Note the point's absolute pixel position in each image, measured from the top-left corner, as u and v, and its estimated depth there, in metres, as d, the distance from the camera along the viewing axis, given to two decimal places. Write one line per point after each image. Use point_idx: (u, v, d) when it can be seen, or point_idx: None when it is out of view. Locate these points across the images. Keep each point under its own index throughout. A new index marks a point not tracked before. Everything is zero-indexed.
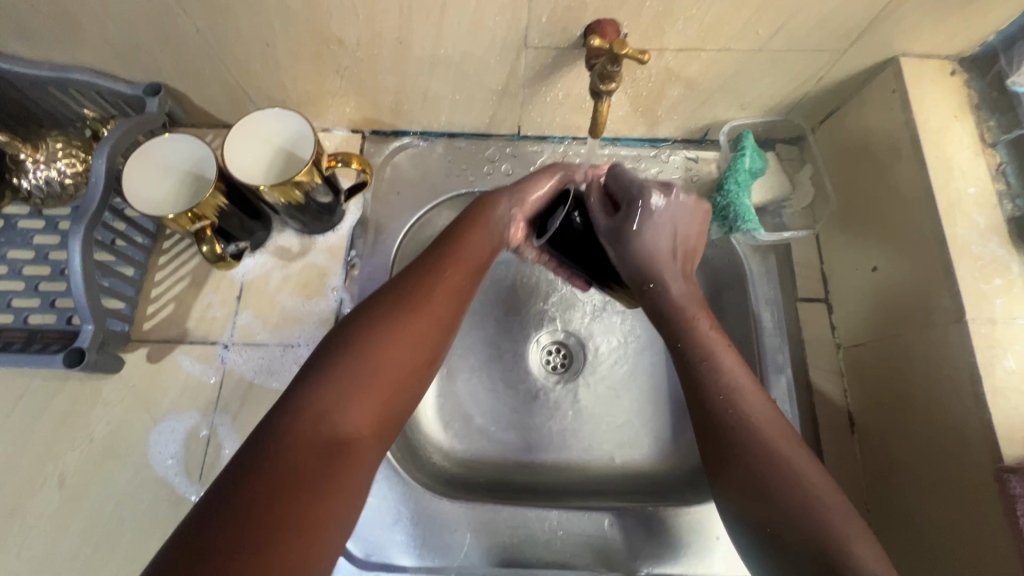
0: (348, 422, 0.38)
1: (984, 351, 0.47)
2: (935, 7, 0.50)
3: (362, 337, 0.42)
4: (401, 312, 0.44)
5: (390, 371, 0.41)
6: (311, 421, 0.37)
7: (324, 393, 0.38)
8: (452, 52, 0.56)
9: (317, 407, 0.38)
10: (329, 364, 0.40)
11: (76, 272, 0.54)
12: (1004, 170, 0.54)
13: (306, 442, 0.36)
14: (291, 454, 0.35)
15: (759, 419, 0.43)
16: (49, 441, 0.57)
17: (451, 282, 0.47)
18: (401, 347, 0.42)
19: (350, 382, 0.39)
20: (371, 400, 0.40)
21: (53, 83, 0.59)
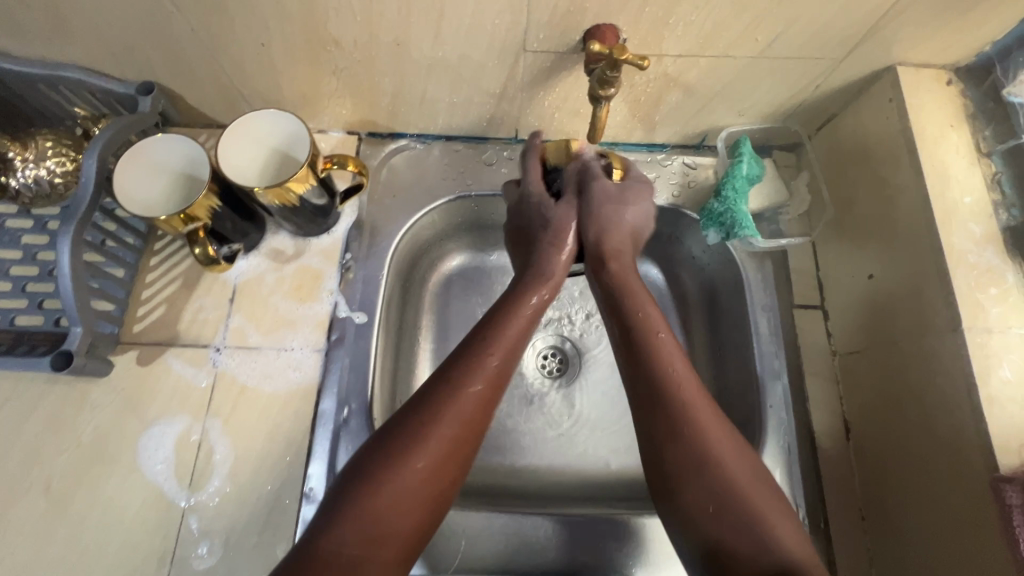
0: (360, 542, 0.40)
1: (980, 359, 0.47)
2: (932, 17, 0.51)
3: (391, 432, 0.45)
4: (419, 431, 0.45)
5: (410, 484, 0.43)
6: (334, 547, 0.40)
7: (363, 489, 0.42)
8: (451, 54, 0.55)
9: (337, 531, 0.40)
10: (356, 485, 0.42)
11: (64, 273, 0.53)
12: (999, 180, 0.54)
13: (343, 540, 0.40)
14: (333, 552, 0.40)
15: (743, 479, 0.45)
16: (35, 445, 0.56)
17: (477, 396, 0.47)
18: (421, 466, 0.44)
19: (368, 510, 0.41)
20: (408, 488, 0.43)
21: (43, 80, 0.58)
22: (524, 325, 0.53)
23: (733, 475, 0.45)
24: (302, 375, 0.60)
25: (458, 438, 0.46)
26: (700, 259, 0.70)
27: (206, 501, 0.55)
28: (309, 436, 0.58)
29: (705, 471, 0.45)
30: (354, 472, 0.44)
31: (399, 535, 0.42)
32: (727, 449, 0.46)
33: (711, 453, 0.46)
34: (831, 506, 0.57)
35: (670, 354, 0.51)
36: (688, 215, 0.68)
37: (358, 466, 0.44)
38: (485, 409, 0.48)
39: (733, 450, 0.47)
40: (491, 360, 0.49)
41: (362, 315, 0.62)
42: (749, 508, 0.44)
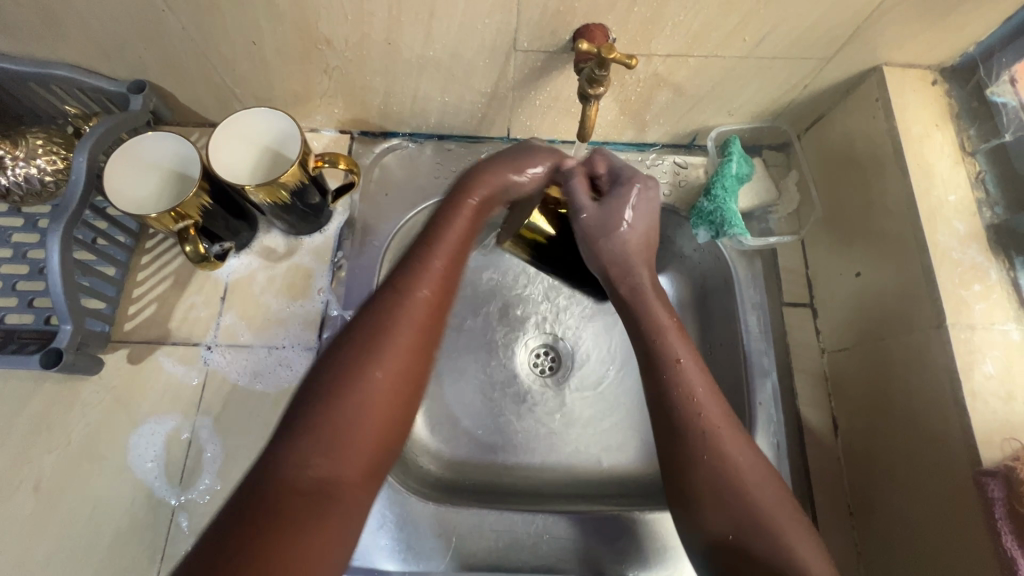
0: (328, 466, 0.38)
1: (964, 355, 0.48)
2: (916, 18, 0.51)
3: (350, 343, 0.43)
4: (374, 346, 0.43)
5: (373, 398, 0.41)
6: (294, 470, 0.37)
7: (322, 403, 0.40)
8: (441, 54, 0.55)
9: (301, 453, 0.38)
10: (312, 408, 0.40)
11: (54, 271, 0.53)
12: (983, 178, 0.55)
13: (305, 463, 0.38)
14: (294, 476, 0.37)
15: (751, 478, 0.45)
16: (24, 443, 0.56)
17: (414, 315, 0.45)
18: (383, 385, 0.42)
19: (327, 431, 0.39)
20: (371, 398, 0.41)
21: (34, 79, 0.58)
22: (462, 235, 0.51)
23: (739, 461, 0.45)
24: (294, 374, 0.61)
25: (411, 362, 0.44)
26: (690, 258, 0.71)
27: (196, 499, 0.55)
28: None
29: (710, 452, 0.46)
30: (304, 399, 0.41)
31: (362, 455, 0.40)
32: (717, 418, 0.47)
33: (706, 429, 0.47)
34: (818, 501, 0.58)
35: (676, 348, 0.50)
36: (678, 214, 0.69)
37: (303, 391, 0.41)
38: (429, 329, 0.46)
39: (727, 432, 0.47)
40: (436, 264, 0.48)
41: (354, 314, 0.62)
42: (744, 486, 0.45)
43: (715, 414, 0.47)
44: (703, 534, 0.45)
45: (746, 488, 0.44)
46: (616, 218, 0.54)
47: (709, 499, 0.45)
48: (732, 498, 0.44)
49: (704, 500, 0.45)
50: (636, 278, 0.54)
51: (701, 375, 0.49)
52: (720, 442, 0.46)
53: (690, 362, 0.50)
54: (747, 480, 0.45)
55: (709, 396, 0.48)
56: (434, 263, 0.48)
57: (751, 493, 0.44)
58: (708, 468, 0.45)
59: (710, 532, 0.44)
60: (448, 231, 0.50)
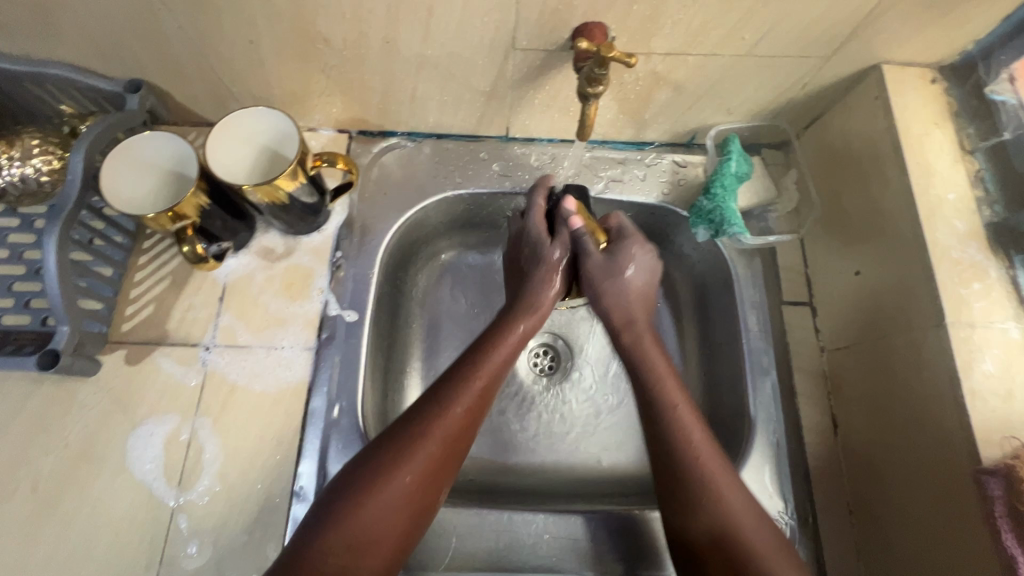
0: (350, 542, 0.42)
1: (963, 354, 0.48)
2: (916, 16, 0.51)
3: (386, 451, 0.46)
4: (404, 455, 0.46)
5: (390, 501, 0.44)
6: (320, 554, 0.42)
7: (353, 500, 0.43)
8: (440, 52, 0.55)
9: (329, 543, 0.42)
10: (341, 502, 0.43)
11: (51, 271, 0.53)
12: (982, 177, 0.55)
13: (328, 551, 0.42)
14: (319, 560, 0.41)
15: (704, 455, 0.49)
16: (20, 445, 0.56)
17: (445, 438, 0.47)
18: (408, 484, 0.45)
19: (359, 517, 0.43)
20: (392, 498, 0.44)
21: (29, 78, 0.57)
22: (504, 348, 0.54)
23: (717, 478, 0.48)
24: (293, 374, 0.60)
25: (439, 470, 0.47)
26: (690, 256, 0.71)
27: (196, 500, 0.55)
28: (300, 435, 0.58)
29: (692, 464, 0.48)
30: (345, 482, 0.45)
31: (382, 551, 0.43)
32: (702, 441, 0.49)
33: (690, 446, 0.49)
34: (817, 499, 0.58)
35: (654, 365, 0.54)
36: (678, 213, 0.68)
37: (350, 472, 0.45)
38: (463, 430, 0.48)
39: (709, 454, 0.49)
40: (485, 371, 0.51)
41: (353, 313, 0.62)
42: (725, 503, 0.47)
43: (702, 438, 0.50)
44: (697, 541, 0.47)
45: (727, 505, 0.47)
46: (621, 269, 0.58)
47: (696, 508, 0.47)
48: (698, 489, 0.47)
49: (698, 508, 0.47)
50: (636, 330, 0.56)
51: (697, 426, 0.50)
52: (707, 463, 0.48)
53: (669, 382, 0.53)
54: (723, 495, 0.47)
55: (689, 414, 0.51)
56: (483, 371, 0.51)
57: (734, 513, 0.46)
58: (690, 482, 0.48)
59: (692, 530, 0.47)
60: (499, 340, 0.53)
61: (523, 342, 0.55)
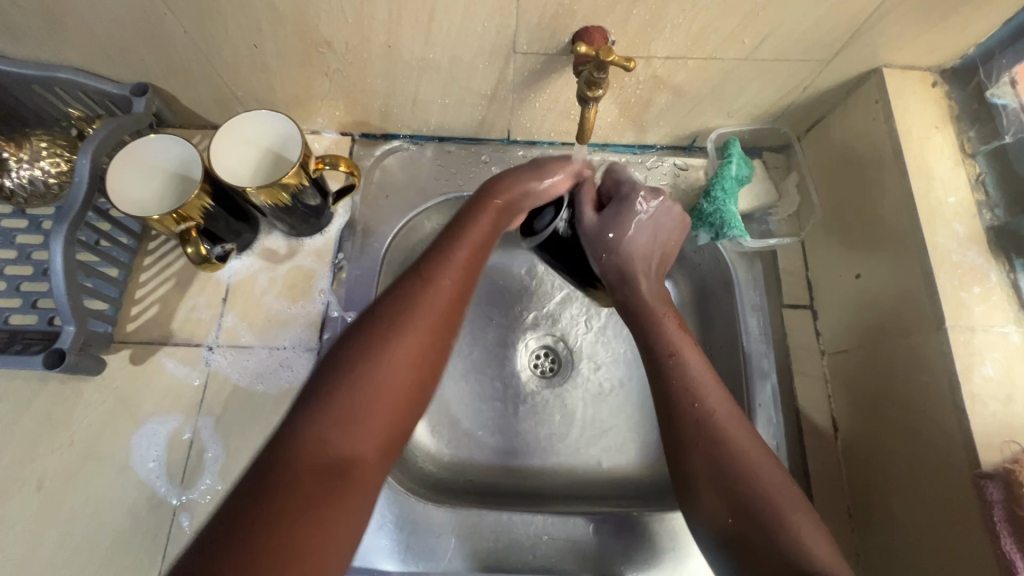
0: (349, 443, 0.39)
1: (963, 358, 0.48)
2: (917, 19, 0.51)
3: (376, 338, 0.43)
4: (389, 330, 0.43)
5: (388, 386, 0.41)
6: (310, 445, 0.38)
7: (339, 388, 0.40)
8: (441, 56, 0.56)
9: (319, 428, 0.38)
10: (329, 386, 0.40)
11: (58, 271, 0.53)
12: (984, 180, 0.55)
13: (319, 443, 0.38)
14: (308, 456, 0.37)
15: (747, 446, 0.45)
16: (26, 443, 0.56)
17: (431, 322, 0.45)
18: (402, 364, 0.42)
19: (350, 403, 0.40)
20: (391, 377, 0.42)
21: (38, 82, 0.58)
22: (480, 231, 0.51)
23: (763, 480, 0.44)
24: (295, 375, 0.61)
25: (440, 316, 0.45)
26: (690, 259, 0.71)
27: (198, 498, 0.56)
28: None
29: (737, 471, 0.44)
30: (325, 373, 0.41)
31: (376, 434, 0.40)
32: (744, 441, 0.45)
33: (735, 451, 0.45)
34: (817, 504, 0.58)
35: (676, 339, 0.51)
36: None
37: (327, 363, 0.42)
38: (451, 297, 0.46)
39: (760, 457, 0.45)
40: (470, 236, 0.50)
41: (354, 314, 0.62)
42: (785, 512, 0.42)
43: (744, 438, 0.46)
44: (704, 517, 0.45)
45: (782, 514, 0.42)
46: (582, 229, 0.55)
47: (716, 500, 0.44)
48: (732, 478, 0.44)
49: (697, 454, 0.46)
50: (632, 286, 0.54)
51: (692, 350, 0.50)
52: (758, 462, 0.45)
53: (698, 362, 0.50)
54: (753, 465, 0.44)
55: (735, 421, 0.46)
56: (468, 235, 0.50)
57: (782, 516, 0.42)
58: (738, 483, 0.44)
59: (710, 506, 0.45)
60: (472, 225, 0.51)
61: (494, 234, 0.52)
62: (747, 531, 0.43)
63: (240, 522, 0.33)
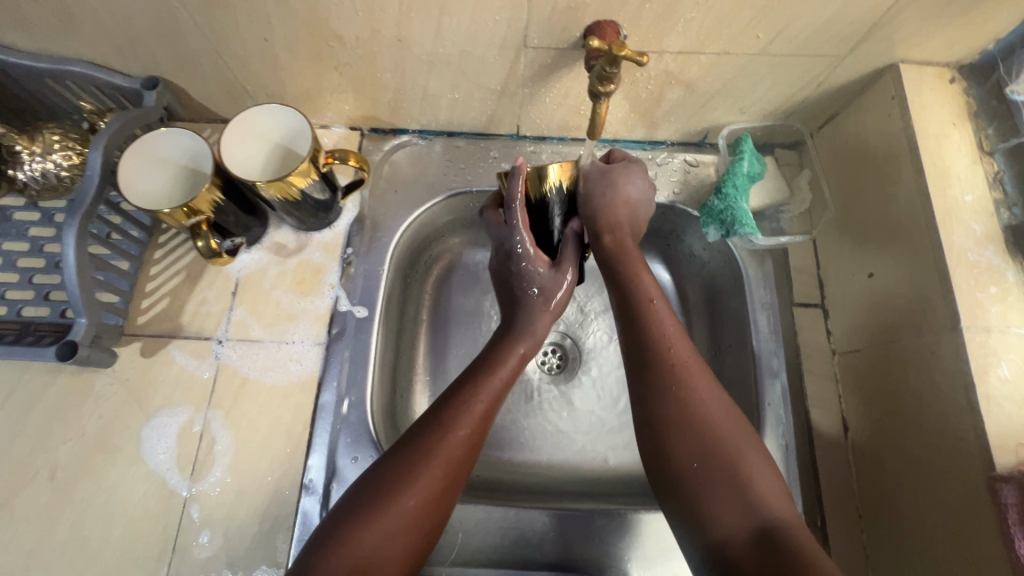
0: (377, 550, 0.41)
1: (978, 359, 0.47)
2: (936, 14, 0.50)
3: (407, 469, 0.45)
4: (424, 458, 0.45)
5: (414, 508, 0.44)
6: (334, 561, 0.40)
7: (367, 514, 0.42)
8: (452, 50, 0.55)
9: (356, 541, 0.41)
10: (356, 513, 0.43)
11: (69, 264, 0.54)
12: (1001, 178, 0.54)
13: (347, 562, 0.40)
14: (333, 568, 0.40)
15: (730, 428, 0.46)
16: (39, 434, 0.57)
17: (469, 443, 0.48)
18: (435, 482, 0.45)
19: (384, 518, 0.42)
20: (411, 510, 0.43)
21: (50, 75, 0.59)
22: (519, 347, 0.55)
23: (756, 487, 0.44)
24: (304, 369, 0.61)
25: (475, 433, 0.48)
26: (700, 256, 0.70)
27: (208, 490, 0.56)
28: (309, 429, 0.59)
29: (716, 452, 0.45)
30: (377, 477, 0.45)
31: (397, 550, 0.42)
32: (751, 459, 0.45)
33: (727, 457, 0.45)
34: (827, 504, 0.57)
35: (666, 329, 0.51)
36: (688, 212, 0.68)
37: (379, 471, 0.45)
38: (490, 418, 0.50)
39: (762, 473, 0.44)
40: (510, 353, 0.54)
41: (364, 309, 0.63)
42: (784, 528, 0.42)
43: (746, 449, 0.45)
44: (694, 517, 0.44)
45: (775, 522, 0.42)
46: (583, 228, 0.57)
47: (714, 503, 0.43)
48: (706, 454, 0.45)
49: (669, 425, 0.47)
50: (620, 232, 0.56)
51: (681, 340, 0.51)
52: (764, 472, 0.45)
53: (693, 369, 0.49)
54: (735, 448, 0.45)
55: (727, 418, 0.47)
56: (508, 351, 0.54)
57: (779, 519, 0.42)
58: (709, 465, 0.45)
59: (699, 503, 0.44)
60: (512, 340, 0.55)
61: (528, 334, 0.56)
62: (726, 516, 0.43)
63: None
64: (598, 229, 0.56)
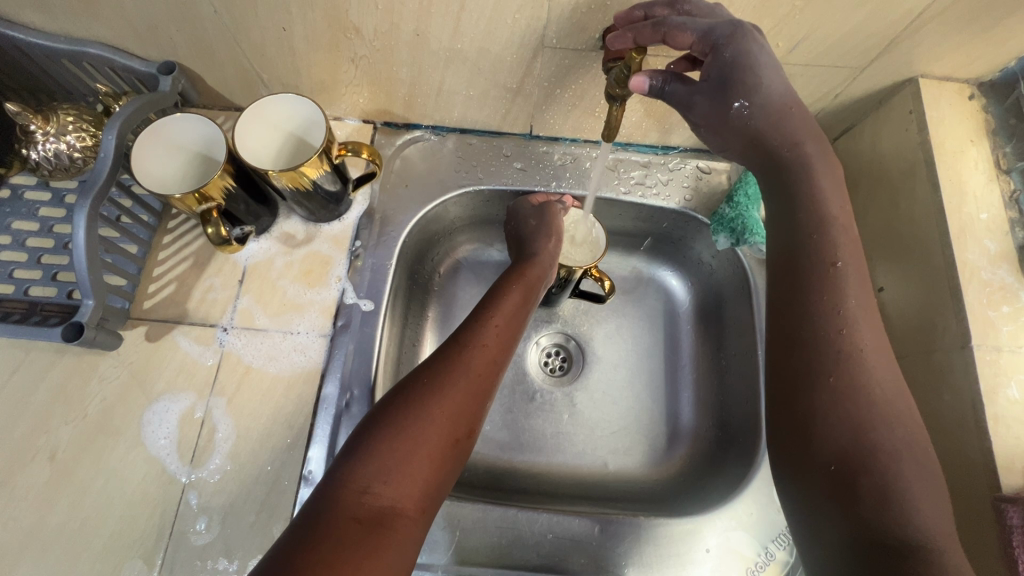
0: (392, 489, 0.40)
1: (988, 378, 0.47)
2: (958, 29, 0.50)
3: (422, 397, 0.45)
4: (437, 386, 0.46)
5: (433, 434, 0.43)
6: (358, 495, 0.39)
7: (387, 439, 0.42)
8: (469, 47, 0.55)
9: (363, 479, 0.40)
10: (372, 441, 0.42)
11: (80, 245, 0.54)
12: (1018, 198, 0.53)
13: (365, 491, 0.39)
14: (356, 501, 0.38)
15: (870, 357, 0.43)
16: (41, 415, 0.57)
17: (477, 379, 0.48)
18: (441, 419, 0.44)
19: (393, 455, 0.41)
20: (430, 439, 0.43)
21: (67, 56, 0.59)
22: (519, 310, 0.55)
23: (889, 438, 0.40)
24: (307, 360, 0.61)
25: (477, 380, 0.48)
26: (708, 263, 0.72)
27: (207, 478, 0.56)
28: (311, 420, 0.59)
29: (854, 399, 0.41)
30: (378, 418, 0.44)
31: (418, 485, 0.41)
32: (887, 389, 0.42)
33: (872, 399, 0.41)
34: None
35: (848, 288, 0.45)
36: (698, 219, 0.69)
37: (377, 416, 0.44)
38: (491, 372, 0.49)
39: (898, 425, 0.41)
40: (505, 305, 0.55)
41: (369, 302, 0.63)
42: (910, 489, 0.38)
43: (886, 380, 0.42)
44: (824, 458, 0.40)
45: (892, 468, 0.39)
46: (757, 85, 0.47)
47: (829, 425, 0.41)
48: (845, 402, 0.41)
49: (828, 378, 0.42)
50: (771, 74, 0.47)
51: (851, 265, 0.46)
52: (906, 416, 0.41)
53: (865, 316, 0.44)
54: (873, 392, 0.41)
55: (884, 364, 0.43)
56: (502, 306, 0.55)
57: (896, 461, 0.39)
58: (842, 412, 0.41)
59: (819, 446, 0.41)
60: (507, 295, 0.56)
61: (528, 305, 0.57)
62: (855, 462, 0.39)
63: (299, 551, 0.35)
64: (784, 145, 0.49)
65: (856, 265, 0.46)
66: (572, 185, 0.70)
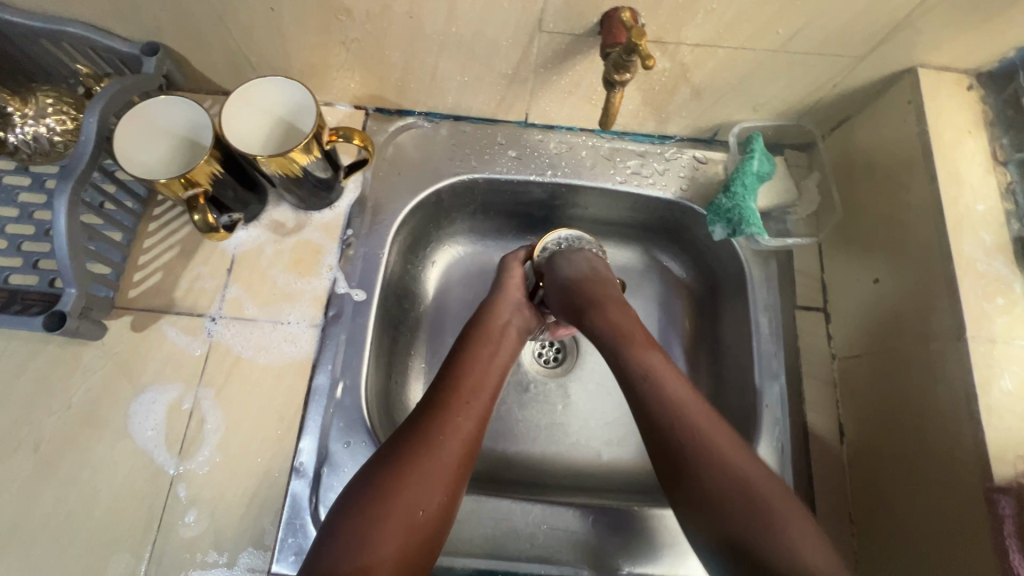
0: (361, 556, 0.41)
1: (982, 369, 0.47)
2: (958, 18, 0.49)
3: (387, 471, 0.45)
4: (406, 458, 0.46)
5: (401, 508, 0.43)
6: (326, 575, 0.40)
7: (354, 518, 0.43)
8: (464, 30, 0.54)
9: (332, 560, 0.41)
10: (344, 518, 0.43)
11: (61, 232, 0.52)
12: (1014, 189, 0.53)
13: (333, 569, 0.40)
14: None
15: (703, 440, 0.47)
16: (24, 406, 0.56)
17: (452, 444, 0.47)
18: (411, 491, 0.44)
19: (359, 534, 0.42)
20: (401, 514, 0.43)
21: (45, 36, 0.56)
22: (486, 366, 0.55)
23: (765, 510, 0.43)
24: (298, 350, 0.60)
25: (447, 445, 0.47)
26: (703, 254, 0.72)
27: (195, 469, 0.55)
28: (302, 411, 0.58)
29: (716, 485, 0.45)
30: (352, 493, 0.45)
31: (389, 558, 0.41)
32: (744, 468, 0.45)
33: (745, 484, 0.44)
34: (819, 506, 0.58)
35: (662, 375, 0.52)
36: (694, 209, 0.68)
37: (350, 491, 0.45)
38: (468, 432, 0.49)
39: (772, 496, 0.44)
40: (477, 363, 0.55)
41: (361, 292, 0.62)
42: (780, 530, 0.42)
43: (742, 464, 0.45)
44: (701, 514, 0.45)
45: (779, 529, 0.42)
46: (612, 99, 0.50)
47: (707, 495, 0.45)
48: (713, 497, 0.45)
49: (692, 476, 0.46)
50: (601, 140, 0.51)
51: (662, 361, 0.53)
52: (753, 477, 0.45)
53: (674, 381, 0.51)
54: (736, 466, 0.45)
55: (723, 445, 0.47)
56: (473, 365, 0.55)
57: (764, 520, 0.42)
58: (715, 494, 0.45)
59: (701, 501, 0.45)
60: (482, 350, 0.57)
61: (502, 356, 0.57)
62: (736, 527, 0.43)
63: None
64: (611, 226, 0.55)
65: (664, 357, 0.54)
66: (568, 173, 0.69)
